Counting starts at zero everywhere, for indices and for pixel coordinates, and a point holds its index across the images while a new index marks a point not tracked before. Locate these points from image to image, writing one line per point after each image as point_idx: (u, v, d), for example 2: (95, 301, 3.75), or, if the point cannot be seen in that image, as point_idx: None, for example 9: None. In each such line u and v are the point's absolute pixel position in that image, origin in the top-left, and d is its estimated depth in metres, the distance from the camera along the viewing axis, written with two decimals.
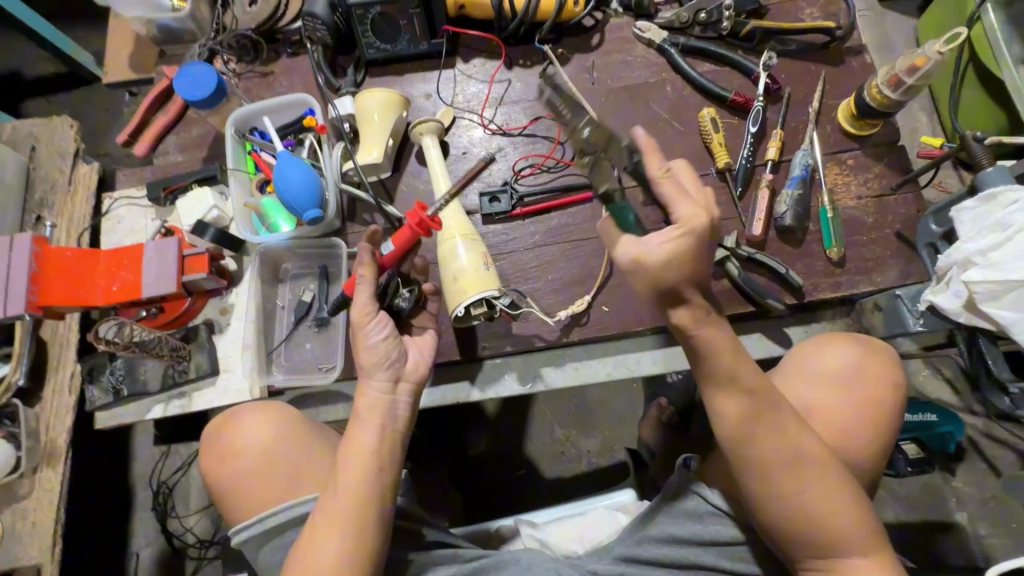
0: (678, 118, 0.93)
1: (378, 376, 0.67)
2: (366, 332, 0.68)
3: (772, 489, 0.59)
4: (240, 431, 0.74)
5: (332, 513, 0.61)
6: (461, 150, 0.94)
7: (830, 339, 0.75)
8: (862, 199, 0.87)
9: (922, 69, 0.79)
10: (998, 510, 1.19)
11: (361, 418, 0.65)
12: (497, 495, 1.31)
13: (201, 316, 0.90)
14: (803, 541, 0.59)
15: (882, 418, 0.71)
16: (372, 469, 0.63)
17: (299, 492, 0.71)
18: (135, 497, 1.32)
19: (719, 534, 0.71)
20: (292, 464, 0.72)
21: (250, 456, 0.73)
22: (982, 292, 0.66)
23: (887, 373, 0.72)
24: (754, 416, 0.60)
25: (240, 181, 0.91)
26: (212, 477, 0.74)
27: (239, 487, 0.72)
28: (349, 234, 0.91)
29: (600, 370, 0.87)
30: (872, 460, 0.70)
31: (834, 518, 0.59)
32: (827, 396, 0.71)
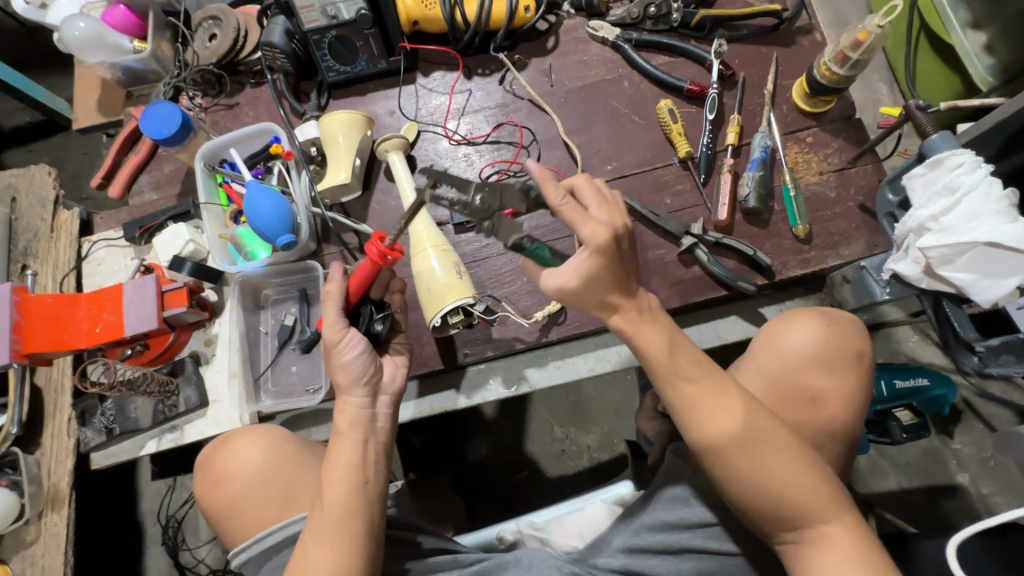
0: (637, 112, 0.95)
1: (357, 392, 0.68)
2: (341, 350, 0.67)
3: (737, 469, 0.60)
4: (231, 459, 0.75)
5: (319, 529, 0.62)
6: (429, 163, 0.96)
7: (794, 313, 0.76)
8: (824, 174, 0.88)
9: (865, 44, 0.79)
10: (1008, 478, 1.18)
11: (341, 436, 0.66)
12: (501, 499, 1.33)
13: (187, 349, 0.91)
14: (770, 515, 0.61)
15: (846, 385, 0.72)
16: (358, 484, 0.64)
17: (292, 512, 0.72)
18: (146, 533, 1.34)
19: (703, 516, 0.72)
20: (282, 484, 0.73)
21: (241, 481, 0.74)
22: (936, 258, 0.64)
23: (851, 342, 0.73)
24: (717, 403, 0.61)
25: (213, 214, 0.92)
26: (203, 505, 0.76)
27: (233, 510, 0.74)
28: (325, 255, 0.93)
29: (582, 367, 0.89)
30: (842, 430, 0.72)
31: (797, 491, 0.60)
32: (794, 368, 0.72)
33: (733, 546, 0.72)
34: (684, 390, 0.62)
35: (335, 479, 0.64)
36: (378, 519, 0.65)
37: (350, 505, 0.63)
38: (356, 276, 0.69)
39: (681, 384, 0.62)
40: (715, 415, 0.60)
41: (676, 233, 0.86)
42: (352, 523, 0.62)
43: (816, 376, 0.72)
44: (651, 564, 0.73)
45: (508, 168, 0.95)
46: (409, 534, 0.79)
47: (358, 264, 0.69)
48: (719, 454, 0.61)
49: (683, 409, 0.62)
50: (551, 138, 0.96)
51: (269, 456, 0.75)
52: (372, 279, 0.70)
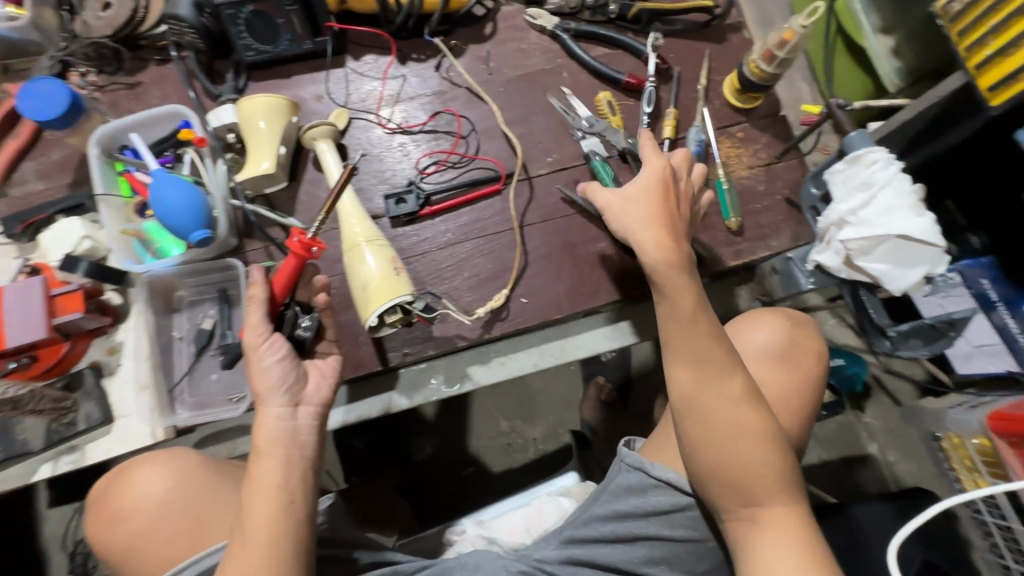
0: (576, 103, 0.94)
1: (275, 401, 0.62)
2: (261, 353, 0.63)
3: (711, 434, 0.63)
4: (128, 495, 0.68)
5: (241, 558, 0.57)
6: (361, 152, 0.91)
7: (764, 310, 0.79)
8: (754, 168, 0.91)
9: (790, 44, 0.81)
10: (915, 449, 1.28)
11: (261, 454, 0.60)
12: (447, 497, 1.30)
13: (86, 359, 0.81)
14: (728, 484, 0.62)
15: (809, 389, 0.75)
16: (281, 505, 0.59)
17: (204, 545, 0.66)
18: (48, 563, 1.20)
19: (661, 504, 0.71)
20: (193, 515, 0.67)
21: (142, 518, 0.67)
22: (856, 250, 0.68)
23: (815, 344, 0.77)
24: (707, 370, 0.64)
25: (113, 206, 0.82)
26: (102, 547, 0.69)
27: (136, 550, 0.67)
28: (248, 252, 0.86)
29: (526, 362, 0.88)
30: (801, 426, 0.74)
31: (765, 469, 0.61)
32: (768, 363, 0.75)
33: (689, 534, 0.71)
34: (678, 343, 0.65)
35: (255, 502, 0.58)
36: (307, 541, 0.60)
37: (276, 530, 0.58)
38: (279, 276, 0.68)
39: (678, 334, 0.65)
40: (704, 376, 0.64)
41: None
42: (279, 550, 0.57)
43: (785, 373, 0.74)
44: (600, 552, 0.73)
45: (446, 159, 0.91)
46: (346, 549, 0.75)
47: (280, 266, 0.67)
48: (695, 412, 0.63)
49: (673, 360, 0.66)
50: (490, 128, 0.93)
51: (175, 486, 0.68)
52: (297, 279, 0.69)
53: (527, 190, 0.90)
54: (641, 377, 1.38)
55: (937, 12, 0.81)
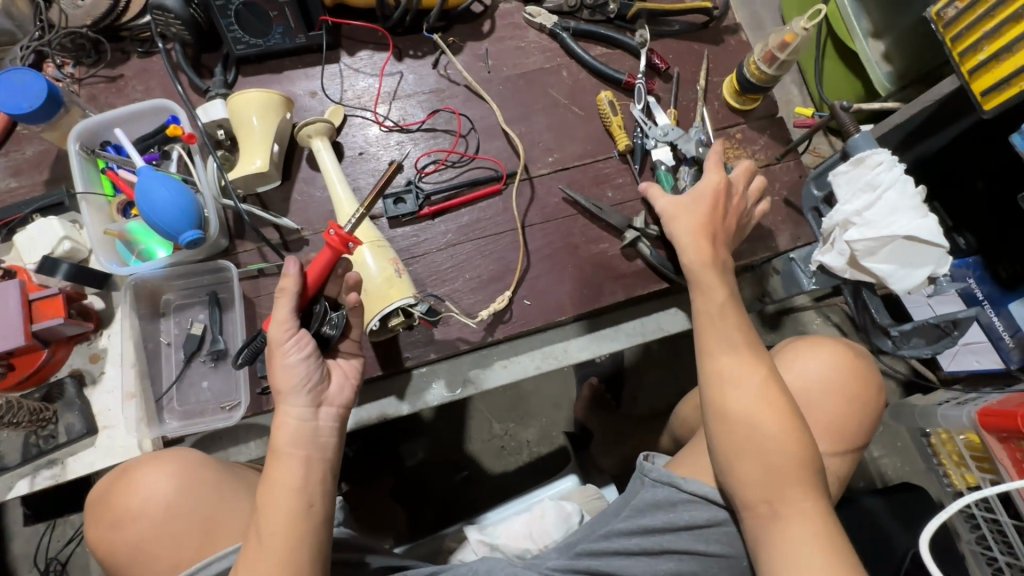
0: (576, 103, 0.93)
1: (297, 399, 0.59)
2: (285, 349, 0.59)
3: (742, 427, 0.63)
4: (133, 496, 0.64)
5: (255, 565, 0.53)
6: (357, 151, 0.88)
7: (820, 340, 0.78)
8: (753, 169, 0.92)
9: (792, 45, 0.82)
10: (904, 446, 1.30)
11: (281, 456, 0.57)
12: (441, 502, 1.28)
13: (66, 368, 0.76)
14: (748, 472, 0.62)
15: (854, 420, 0.74)
16: (300, 509, 0.55)
17: (214, 549, 0.63)
18: None
19: (693, 518, 0.70)
20: (201, 519, 0.64)
21: (148, 520, 0.64)
22: (861, 249, 0.69)
23: (868, 377, 0.76)
24: (745, 367, 0.65)
25: (94, 205, 0.78)
26: (102, 551, 0.65)
27: (140, 556, 0.63)
28: (239, 253, 0.82)
29: (529, 365, 0.86)
30: (841, 456, 0.73)
31: (790, 464, 0.61)
32: (818, 389, 0.74)
33: (722, 548, 0.70)
34: (713, 335, 0.68)
35: (270, 503, 0.55)
36: (324, 549, 0.57)
37: (292, 537, 0.54)
38: (313, 268, 0.62)
39: (712, 327, 0.68)
40: (737, 367, 0.65)
41: (618, 226, 0.86)
42: (295, 558, 0.54)
43: (834, 402, 0.74)
44: (622, 565, 0.72)
45: (445, 158, 0.89)
46: (358, 554, 0.73)
47: (316, 253, 0.62)
48: (723, 399, 0.65)
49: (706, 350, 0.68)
50: (490, 127, 0.91)
51: (183, 489, 0.65)
52: (332, 273, 0.63)
53: (528, 191, 0.89)
54: (635, 377, 1.37)
55: (930, 17, 0.82)
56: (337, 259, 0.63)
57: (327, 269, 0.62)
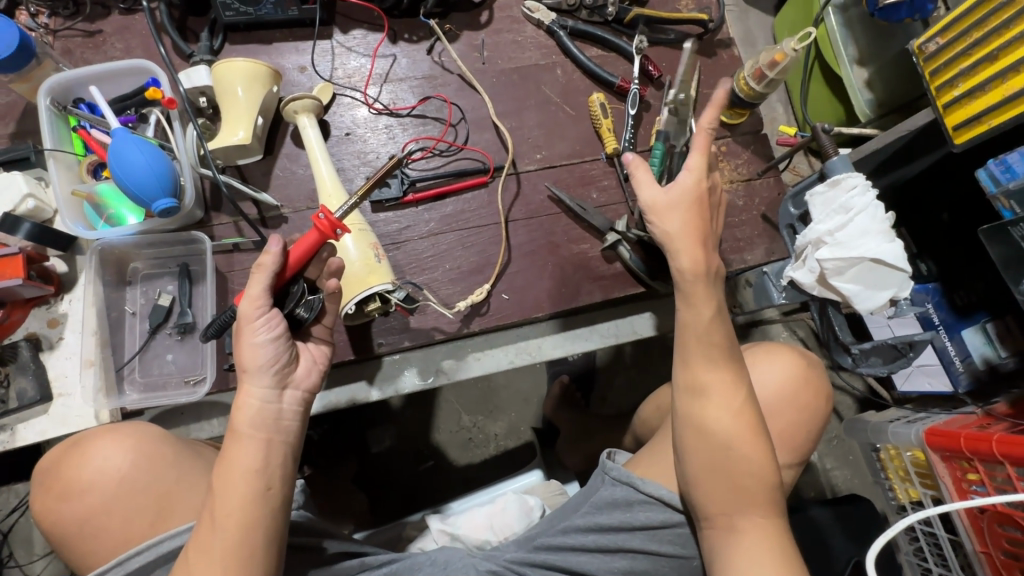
0: (568, 102, 0.94)
1: (260, 380, 0.58)
2: (255, 328, 0.58)
3: (707, 442, 0.65)
4: (85, 468, 0.62)
5: (209, 545, 0.53)
6: (344, 131, 0.87)
7: (779, 350, 0.80)
8: (734, 183, 0.94)
9: (781, 64, 0.83)
10: (855, 459, 1.35)
11: (241, 437, 0.55)
12: (404, 490, 1.28)
13: (22, 331, 0.73)
14: (713, 487, 0.65)
15: (807, 427, 0.77)
16: (257, 492, 0.54)
17: (170, 525, 0.62)
18: None
19: (648, 519, 0.72)
20: (156, 495, 0.63)
21: (100, 494, 0.62)
22: (830, 268, 0.71)
23: (819, 388, 0.79)
24: (716, 381, 0.66)
25: (63, 164, 0.75)
26: (49, 522, 0.63)
27: (90, 530, 0.62)
28: (215, 226, 0.80)
29: (503, 359, 0.87)
30: (792, 462, 0.77)
31: (750, 480, 0.64)
32: (779, 399, 0.76)
33: (675, 549, 0.72)
34: (688, 347, 0.68)
35: (225, 484, 0.54)
36: (281, 531, 0.56)
37: (248, 518, 0.54)
38: (296, 248, 0.61)
39: (689, 338, 0.68)
40: (710, 382, 0.67)
41: (600, 228, 0.87)
42: (250, 540, 0.53)
43: (789, 410, 0.76)
44: (576, 561, 0.73)
45: (434, 146, 0.88)
46: (315, 538, 0.72)
47: (300, 236, 0.61)
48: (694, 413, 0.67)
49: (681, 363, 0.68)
50: (481, 119, 0.91)
51: (138, 463, 0.63)
52: (314, 255, 0.62)
53: (514, 185, 0.89)
54: (604, 379, 1.40)
55: (912, 50, 0.84)
56: (321, 243, 0.62)
57: (310, 251, 0.61)
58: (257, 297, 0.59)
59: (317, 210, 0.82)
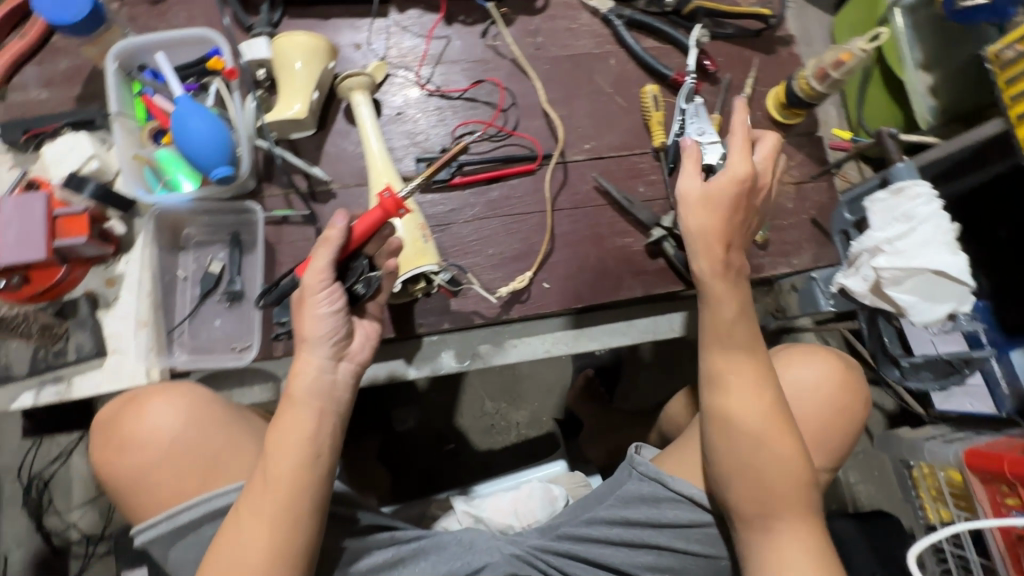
0: (620, 93, 0.92)
1: (320, 348, 0.59)
2: (317, 299, 0.59)
3: (733, 437, 0.65)
4: (140, 424, 0.65)
5: (258, 506, 0.54)
6: (395, 111, 0.87)
7: (814, 350, 0.78)
8: (786, 184, 0.92)
9: (847, 64, 0.81)
10: (881, 476, 1.33)
11: (296, 404, 0.57)
12: (426, 470, 1.30)
13: (81, 289, 0.76)
14: (739, 483, 0.64)
15: (843, 427, 0.75)
16: (307, 459, 0.56)
17: (216, 484, 0.64)
18: (4, 492, 1.18)
19: (676, 517, 0.71)
20: (203, 453, 0.65)
21: (153, 449, 0.64)
22: (887, 277, 0.69)
23: (859, 392, 0.76)
24: (743, 375, 0.66)
25: (126, 128, 0.77)
26: (104, 472, 0.65)
27: (141, 482, 0.64)
28: (266, 197, 0.81)
29: (538, 348, 0.87)
30: (828, 461, 0.75)
31: (777, 475, 0.63)
32: (814, 398, 0.75)
33: (704, 548, 0.72)
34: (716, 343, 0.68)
35: (278, 446, 0.56)
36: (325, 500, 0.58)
37: (297, 485, 0.55)
38: (361, 225, 0.62)
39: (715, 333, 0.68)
40: (736, 378, 0.66)
41: (646, 223, 0.86)
42: (296, 506, 0.55)
43: (824, 410, 0.74)
44: (600, 552, 0.73)
45: (483, 130, 0.88)
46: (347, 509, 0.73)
47: (364, 212, 0.62)
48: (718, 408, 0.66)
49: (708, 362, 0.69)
50: (531, 105, 0.90)
51: (189, 421, 0.65)
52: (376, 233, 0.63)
53: (561, 175, 0.88)
54: (630, 375, 1.39)
55: (986, 56, 0.81)
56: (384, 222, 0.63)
57: (373, 230, 0.62)
58: (320, 272, 0.59)
59: (366, 187, 0.83)
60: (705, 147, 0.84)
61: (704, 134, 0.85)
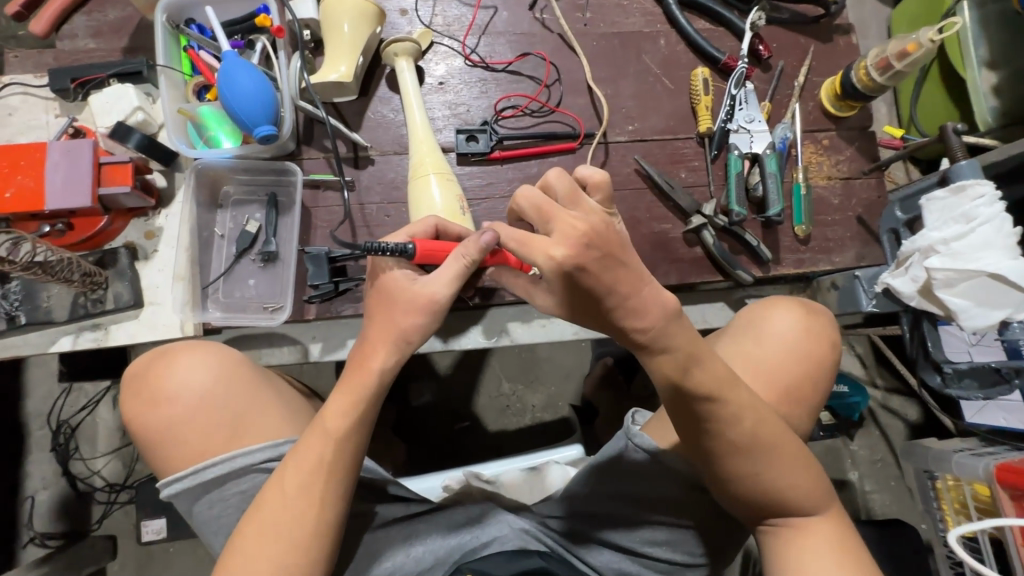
0: (668, 75, 0.90)
1: (398, 344, 0.58)
2: (425, 307, 0.57)
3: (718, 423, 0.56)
4: (170, 377, 0.65)
5: (304, 481, 0.57)
6: (437, 80, 0.86)
7: (779, 302, 0.74)
8: (833, 180, 0.89)
9: (912, 55, 0.79)
10: (898, 486, 1.30)
11: (355, 391, 0.58)
12: (439, 445, 1.31)
13: (122, 239, 0.77)
14: (729, 464, 0.58)
15: (812, 375, 0.71)
16: (359, 444, 0.59)
17: (240, 444, 0.65)
18: (33, 436, 1.22)
19: (668, 492, 0.69)
20: (229, 412, 0.65)
21: (183, 405, 0.64)
22: (939, 279, 0.68)
23: (828, 333, 0.73)
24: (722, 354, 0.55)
25: (172, 81, 0.77)
26: (132, 423, 0.66)
27: (167, 436, 0.64)
28: (304, 159, 0.81)
29: (567, 330, 0.85)
30: (803, 411, 0.71)
31: (767, 450, 0.58)
32: (778, 353, 0.70)
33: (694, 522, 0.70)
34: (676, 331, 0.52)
35: (329, 426, 0.58)
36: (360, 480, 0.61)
37: (341, 464, 0.58)
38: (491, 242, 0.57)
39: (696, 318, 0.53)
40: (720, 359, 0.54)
41: (686, 209, 0.84)
42: (336, 484, 0.58)
43: (791, 364, 0.70)
44: (597, 526, 0.72)
45: (525, 105, 0.86)
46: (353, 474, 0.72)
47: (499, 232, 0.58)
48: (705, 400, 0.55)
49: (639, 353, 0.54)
50: (576, 82, 0.88)
51: (218, 378, 0.66)
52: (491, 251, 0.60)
53: (602, 155, 0.86)
54: None
55: None
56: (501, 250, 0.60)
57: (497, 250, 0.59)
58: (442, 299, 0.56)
59: (405, 156, 0.82)
60: (754, 137, 0.86)
61: (752, 122, 0.87)
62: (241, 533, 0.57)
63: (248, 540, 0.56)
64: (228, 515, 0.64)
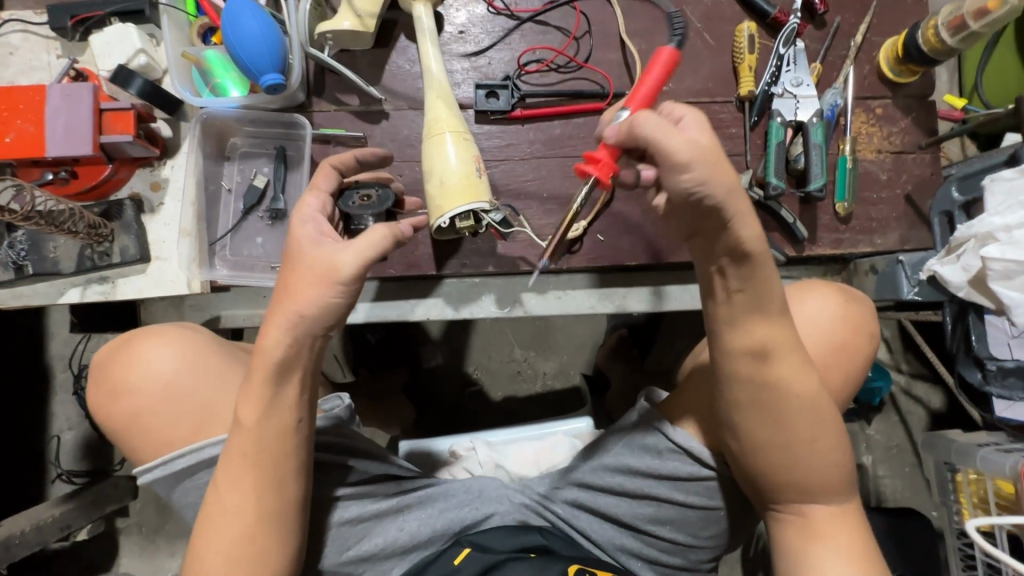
0: (710, 30, 0.82)
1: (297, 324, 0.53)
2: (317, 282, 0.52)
3: (752, 385, 0.55)
4: (131, 370, 0.64)
5: (239, 470, 0.56)
6: (457, 29, 0.80)
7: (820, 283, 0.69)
8: (882, 153, 0.81)
9: (994, 14, 0.70)
10: (913, 473, 1.27)
11: (268, 375, 0.54)
12: (448, 408, 1.31)
13: (127, 189, 0.74)
14: (752, 436, 0.57)
15: (850, 368, 0.66)
16: (289, 424, 0.56)
17: (207, 434, 0.64)
18: (56, 378, 1.25)
19: (677, 470, 0.66)
20: (193, 399, 0.64)
21: (146, 395, 0.64)
22: (997, 270, 0.68)
23: (864, 321, 0.68)
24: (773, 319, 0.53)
25: (175, 22, 0.72)
26: (103, 418, 0.66)
27: (138, 424, 0.64)
28: (314, 112, 0.77)
29: (583, 302, 0.83)
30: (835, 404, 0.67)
31: (796, 430, 0.56)
32: (822, 339, 0.66)
33: (702, 501, 0.67)
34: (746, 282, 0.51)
35: (250, 419, 0.55)
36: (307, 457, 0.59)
37: (273, 446, 0.56)
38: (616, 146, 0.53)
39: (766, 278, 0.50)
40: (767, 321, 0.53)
41: None
42: (280, 465, 0.57)
43: (830, 352, 0.66)
44: (605, 502, 0.71)
45: (552, 59, 0.80)
46: (342, 457, 0.70)
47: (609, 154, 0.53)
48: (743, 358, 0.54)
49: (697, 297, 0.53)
50: (608, 35, 0.81)
51: (180, 367, 0.64)
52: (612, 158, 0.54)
53: None
54: None
55: None
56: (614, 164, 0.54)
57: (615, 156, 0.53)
58: (347, 270, 0.51)
59: (420, 111, 0.77)
60: (800, 103, 0.79)
61: (799, 86, 0.79)
62: (202, 520, 0.57)
63: (206, 532, 0.57)
64: (205, 499, 0.64)
